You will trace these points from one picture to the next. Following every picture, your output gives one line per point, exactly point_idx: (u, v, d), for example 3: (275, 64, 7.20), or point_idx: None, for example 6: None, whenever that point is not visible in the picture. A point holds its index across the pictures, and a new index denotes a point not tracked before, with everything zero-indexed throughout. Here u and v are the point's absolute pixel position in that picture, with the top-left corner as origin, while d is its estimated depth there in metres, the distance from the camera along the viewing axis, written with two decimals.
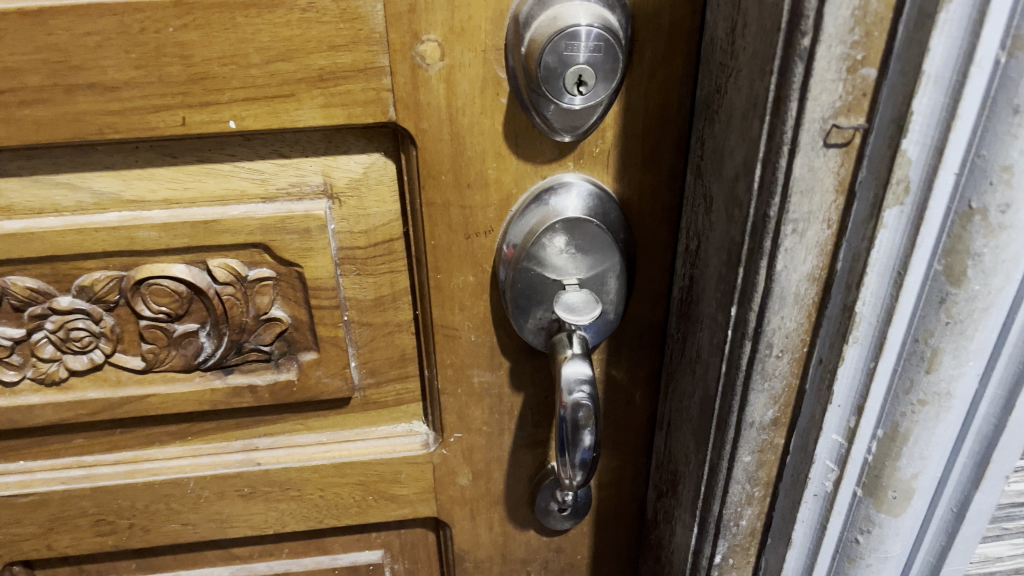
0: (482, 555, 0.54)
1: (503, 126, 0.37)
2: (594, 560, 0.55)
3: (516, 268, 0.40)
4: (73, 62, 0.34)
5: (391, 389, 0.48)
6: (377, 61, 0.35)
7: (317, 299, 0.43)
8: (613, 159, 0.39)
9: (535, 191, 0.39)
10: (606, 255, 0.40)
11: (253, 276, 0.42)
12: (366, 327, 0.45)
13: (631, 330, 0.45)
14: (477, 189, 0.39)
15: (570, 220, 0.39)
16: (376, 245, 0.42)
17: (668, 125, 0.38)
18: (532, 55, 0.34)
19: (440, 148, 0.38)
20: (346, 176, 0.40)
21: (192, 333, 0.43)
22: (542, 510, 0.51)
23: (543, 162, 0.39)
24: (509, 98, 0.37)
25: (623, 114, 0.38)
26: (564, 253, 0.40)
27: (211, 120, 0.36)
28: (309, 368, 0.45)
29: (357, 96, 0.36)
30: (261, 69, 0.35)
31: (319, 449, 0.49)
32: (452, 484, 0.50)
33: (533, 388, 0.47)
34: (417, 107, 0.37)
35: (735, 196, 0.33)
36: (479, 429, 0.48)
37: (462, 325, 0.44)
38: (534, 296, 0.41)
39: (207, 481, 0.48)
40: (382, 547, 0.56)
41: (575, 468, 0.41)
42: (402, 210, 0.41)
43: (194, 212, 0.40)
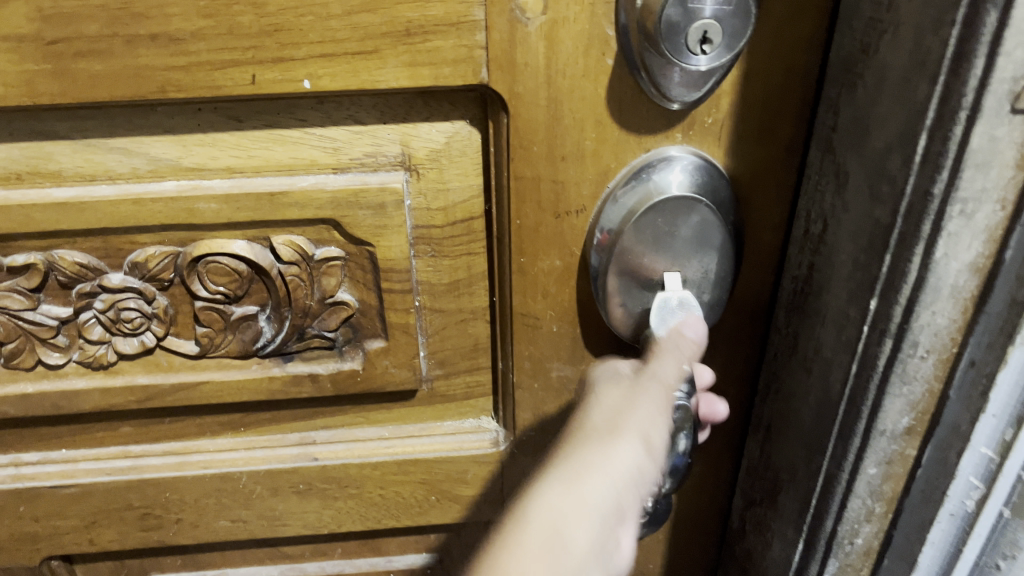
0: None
1: (608, 91, 0.33)
2: (668, 571, 0.51)
3: (613, 252, 0.36)
4: (134, 9, 0.30)
5: (461, 382, 0.44)
6: (471, 14, 0.31)
7: (388, 282, 0.39)
8: (726, 131, 0.35)
9: (636, 166, 0.35)
10: (712, 238, 0.36)
11: (320, 255, 0.38)
12: (438, 314, 0.41)
13: (729, 322, 0.41)
14: (572, 162, 0.35)
15: (676, 200, 0.35)
16: (455, 224, 0.38)
17: (792, 93, 0.34)
18: (650, 7, 0.30)
19: (535, 115, 0.34)
20: (426, 147, 0.36)
21: (252, 317, 0.39)
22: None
23: (647, 133, 0.35)
24: (617, 59, 0.32)
25: (741, 79, 0.33)
26: (663, 237, 0.36)
27: (284, 78, 0.32)
28: (375, 357, 0.41)
29: (447, 54, 0.32)
30: (342, 21, 0.31)
31: (380, 445, 0.45)
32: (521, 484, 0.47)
33: None
34: (512, 68, 0.33)
35: (884, 172, 0.29)
36: (554, 426, 0.44)
37: (544, 314, 0.40)
38: (631, 284, 0.37)
39: (261, 476, 0.45)
40: (441, 551, 0.52)
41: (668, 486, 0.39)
42: (486, 185, 0.37)
43: (258, 182, 0.36)
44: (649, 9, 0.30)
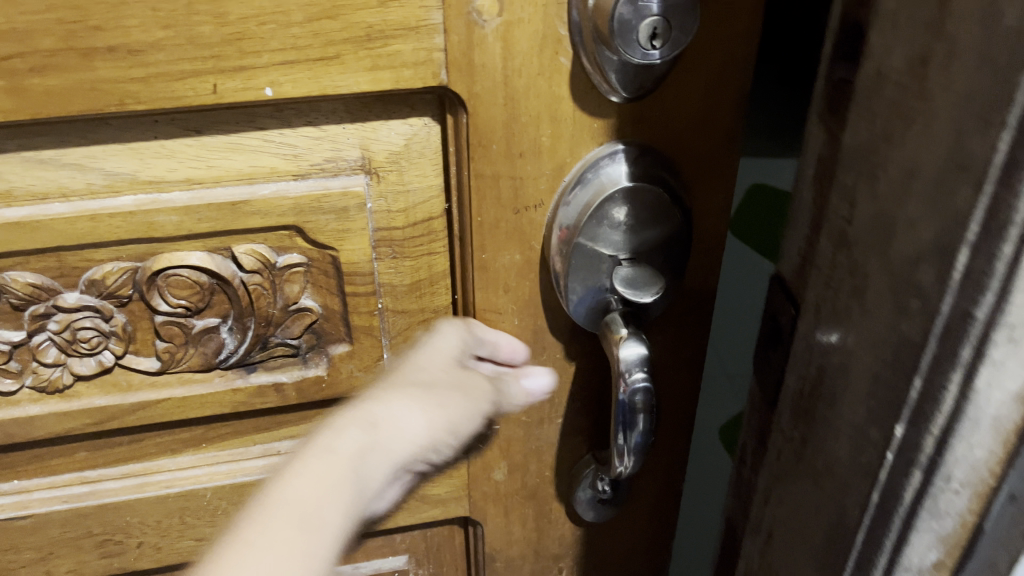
0: (514, 553, 0.51)
1: (562, 89, 0.35)
2: (631, 557, 0.53)
3: (571, 246, 0.38)
4: (91, 21, 0.30)
5: None
6: (429, 18, 0.32)
7: (352, 285, 0.39)
8: (674, 122, 0.37)
9: (589, 160, 0.37)
10: (662, 226, 0.38)
11: (283, 262, 0.38)
12: (400, 316, 0.41)
13: (681, 305, 0.43)
14: (530, 159, 0.36)
15: (625, 191, 0.37)
16: (415, 225, 0.39)
17: (730, 86, 0.36)
18: (602, 9, 0.31)
19: (493, 114, 0.35)
20: (386, 149, 0.37)
21: (214, 329, 0.39)
22: (584, 502, 0.48)
23: (599, 127, 0.36)
24: (570, 58, 0.34)
25: (686, 73, 0.35)
26: (617, 228, 0.38)
27: (246, 87, 0.32)
28: (340, 361, 0.42)
29: (407, 57, 0.33)
30: (304, 28, 0.31)
31: None
32: (487, 480, 0.48)
33: (580, 374, 0.44)
34: (470, 69, 0.34)
35: (913, 283, 0.24)
36: (518, 420, 0.45)
37: (505, 308, 0.41)
38: (590, 275, 0.39)
39: (226, 490, 0.45)
40: (408, 553, 0.53)
41: (628, 458, 0.42)
42: (445, 185, 0.38)
43: (219, 192, 0.36)
44: (603, 7, 0.31)
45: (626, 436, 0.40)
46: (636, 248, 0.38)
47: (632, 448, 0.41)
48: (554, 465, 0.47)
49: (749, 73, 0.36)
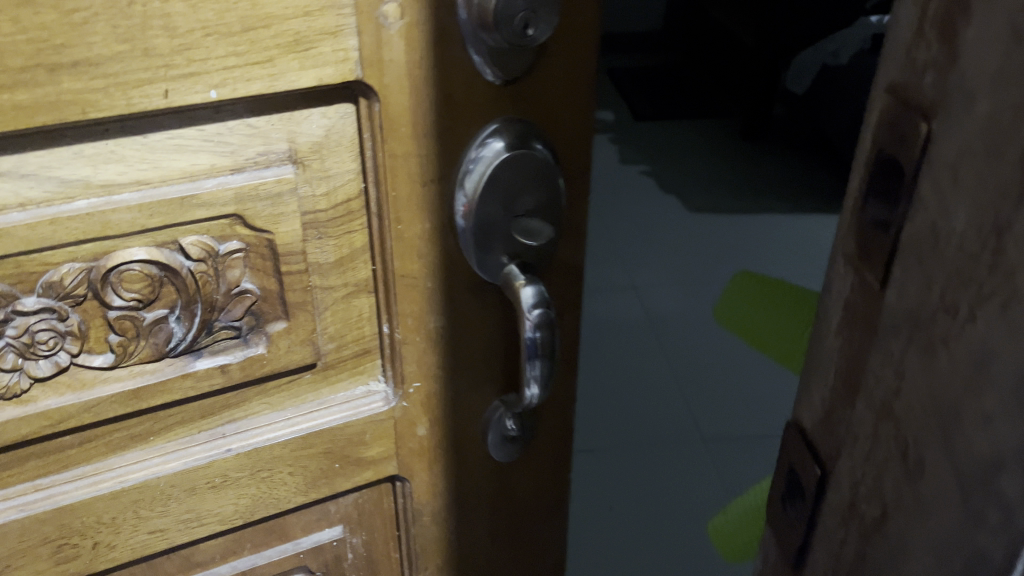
0: (439, 505, 0.57)
1: (455, 77, 0.42)
2: (540, 495, 0.61)
3: (474, 210, 0.45)
4: (56, 40, 0.35)
5: (351, 350, 0.50)
6: (345, 23, 0.39)
7: (286, 266, 0.45)
8: (544, 100, 0.45)
9: (481, 136, 0.44)
10: (544, 188, 0.46)
11: (224, 250, 0.43)
12: (328, 291, 0.47)
13: (564, 256, 0.51)
14: (431, 139, 0.44)
15: (521, 160, 0.44)
16: (336, 207, 0.45)
17: (582, 68, 0.46)
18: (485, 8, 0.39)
19: (400, 101, 0.42)
20: (309, 141, 0.43)
21: (163, 320, 0.43)
22: (494, 442, 0.55)
23: (486, 108, 0.44)
24: (458, 49, 0.41)
25: (551, 58, 0.44)
26: (519, 193, 0.45)
27: (193, 90, 0.38)
28: (278, 338, 0.47)
29: (326, 57, 0.40)
30: (241, 37, 0.37)
31: (284, 425, 0.50)
32: (411, 436, 0.54)
33: (488, 327, 0.51)
34: (380, 65, 0.41)
35: (989, 483, 0.27)
36: (436, 376, 0.52)
37: (419, 274, 0.47)
38: (492, 233, 0.46)
39: (177, 477, 0.48)
40: (342, 522, 0.57)
41: (535, 391, 0.48)
42: (361, 168, 0.45)
43: (166, 191, 0.40)
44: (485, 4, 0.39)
45: (535, 368, 0.47)
46: (534, 209, 0.46)
47: (541, 381, 0.48)
48: (469, 415, 0.54)
49: (596, 59, 0.46)
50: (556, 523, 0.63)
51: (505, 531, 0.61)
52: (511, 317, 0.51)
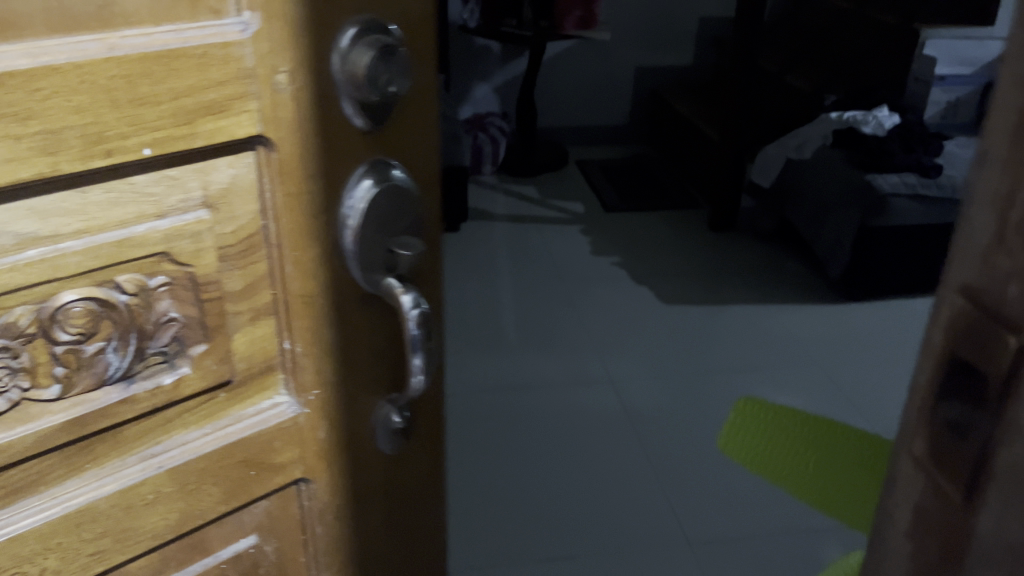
0: (340, 505, 0.64)
1: (332, 127, 0.51)
2: (420, 480, 0.70)
3: (359, 232, 0.54)
4: (23, 114, 0.41)
5: (256, 367, 0.57)
6: (248, 88, 0.48)
7: (205, 293, 0.52)
8: (402, 140, 0.56)
9: (357, 173, 0.53)
10: (411, 210, 0.56)
11: (153, 284, 0.50)
12: (238, 315, 0.54)
13: (425, 267, 0.62)
14: (317, 178, 0.52)
15: (393, 188, 0.54)
16: (241, 241, 0.52)
17: (425, 112, 0.58)
18: (355, 73, 0.50)
19: (291, 148, 0.50)
20: (219, 186, 0.50)
21: (102, 351, 0.50)
22: (383, 436, 0.63)
23: (360, 152, 0.53)
24: (334, 106, 0.51)
25: (404, 106, 0.55)
26: (392, 216, 0.55)
27: (128, 149, 0.46)
28: (200, 359, 0.54)
29: (232, 116, 0.48)
30: (168, 106, 0.46)
31: (206, 439, 0.56)
32: (313, 440, 0.61)
33: (371, 335, 0.59)
34: (275, 121, 0.50)
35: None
36: (332, 383, 0.59)
37: (314, 293, 0.55)
38: (370, 250, 0.55)
39: (116, 497, 0.53)
40: (255, 531, 0.63)
41: (420, 381, 0.57)
42: (259, 207, 0.52)
43: (105, 237, 0.47)
44: (356, 67, 0.50)
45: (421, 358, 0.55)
46: (406, 228, 0.56)
47: (425, 372, 0.56)
48: (361, 417, 0.61)
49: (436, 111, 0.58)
50: (435, 507, 0.73)
51: (397, 520, 0.69)
52: (391, 325, 0.60)
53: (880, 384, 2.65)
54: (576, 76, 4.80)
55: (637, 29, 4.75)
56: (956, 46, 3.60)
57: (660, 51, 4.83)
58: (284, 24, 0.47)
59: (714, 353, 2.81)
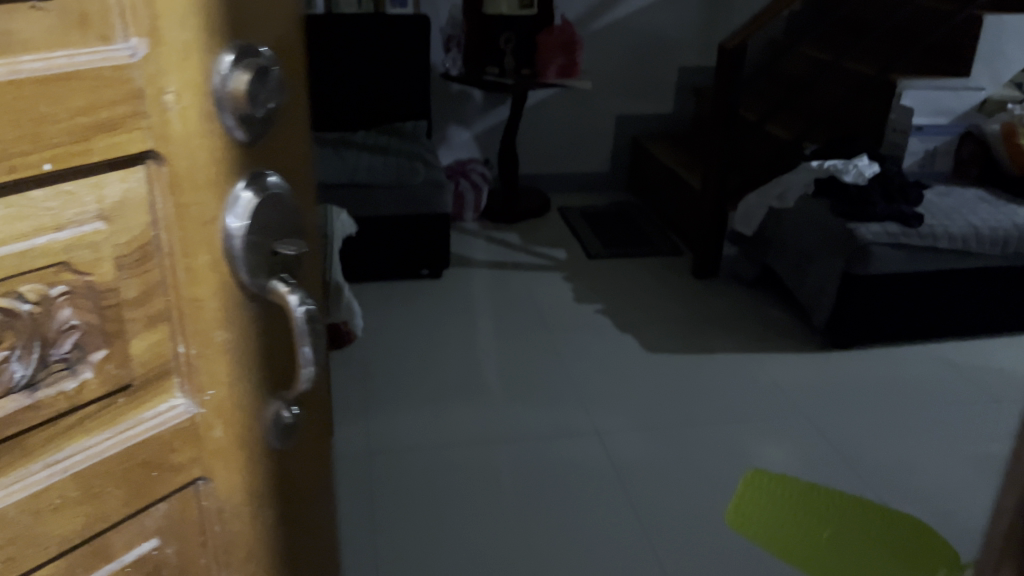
0: (239, 504, 0.66)
1: (215, 143, 0.54)
2: (309, 479, 0.73)
3: (245, 234, 0.56)
4: None
5: (149, 373, 0.59)
6: (138, 104, 0.52)
7: (105, 301, 0.55)
8: (280, 150, 0.60)
9: (242, 183, 0.56)
10: (291, 216, 0.59)
11: (54, 293, 0.53)
12: (134, 320, 0.57)
13: (305, 266, 0.65)
14: (205, 190, 0.55)
15: (276, 194, 0.57)
16: (132, 250, 0.55)
17: (296, 124, 0.62)
18: (239, 93, 0.53)
19: (180, 161, 0.53)
20: (113, 198, 0.53)
21: (6, 361, 0.52)
22: (272, 433, 0.65)
23: (244, 162, 0.56)
24: (216, 122, 0.54)
25: (280, 120, 0.59)
26: (275, 220, 0.58)
27: (29, 163, 0.49)
28: (102, 365, 0.56)
29: (125, 130, 0.52)
30: (67, 122, 0.50)
31: (109, 444, 0.58)
32: (208, 437, 0.62)
33: (261, 337, 0.62)
34: (166, 137, 0.53)
35: None
36: (224, 384, 0.61)
37: (205, 296, 0.57)
38: (256, 254, 0.57)
39: (24, 503, 0.55)
40: (157, 534, 0.65)
41: (310, 372, 0.60)
42: (151, 219, 0.55)
43: (7, 250, 0.50)
44: (239, 88, 0.52)
45: (308, 348, 0.58)
46: (288, 232, 0.59)
47: (312, 361, 0.59)
48: (254, 416, 0.63)
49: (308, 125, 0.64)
50: (318, 503, 0.75)
51: (293, 519, 0.71)
52: (279, 326, 0.63)
53: (867, 436, 2.70)
54: (557, 123, 4.88)
55: (619, 79, 4.86)
56: (932, 96, 3.68)
57: (641, 100, 4.93)
58: (177, 50, 0.51)
59: (698, 406, 2.84)
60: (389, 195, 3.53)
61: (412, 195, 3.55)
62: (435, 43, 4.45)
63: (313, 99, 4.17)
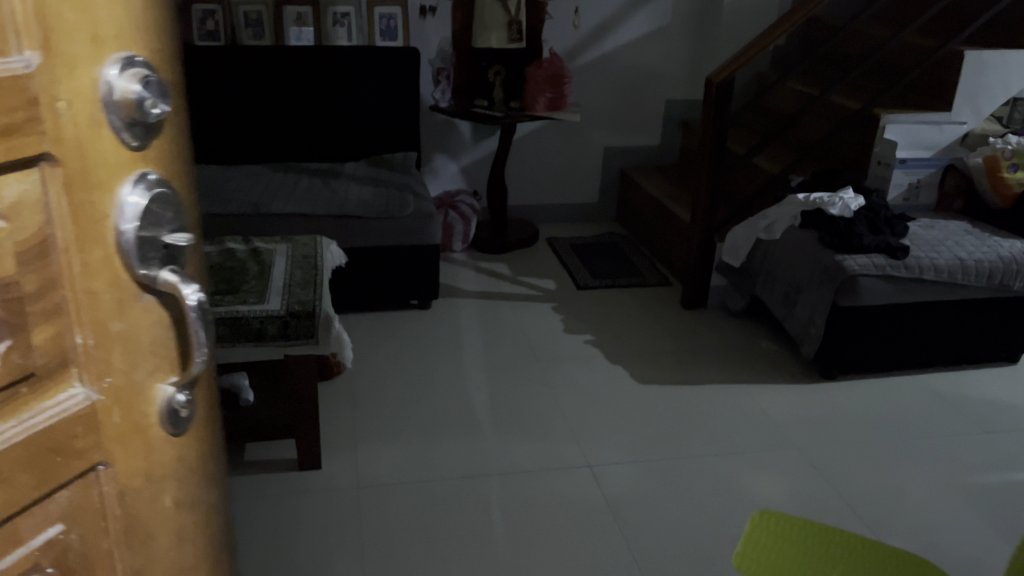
0: (137, 480, 0.79)
1: (110, 143, 0.68)
2: (207, 464, 0.87)
3: (138, 228, 0.70)
4: None
5: (50, 360, 0.70)
6: (34, 114, 0.64)
7: (6, 293, 0.66)
8: (166, 155, 0.74)
9: (134, 179, 0.70)
10: (176, 205, 0.73)
11: None
12: (33, 314, 0.68)
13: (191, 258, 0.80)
14: (97, 188, 0.68)
15: (161, 190, 0.71)
16: (31, 246, 0.67)
17: (178, 132, 0.76)
18: (126, 100, 0.67)
19: (74, 163, 0.67)
20: (13, 196, 0.65)
21: None
22: (168, 414, 0.79)
23: (133, 162, 0.70)
24: (106, 127, 0.68)
25: (165, 128, 0.74)
26: (162, 215, 0.72)
27: None
28: (5, 353, 0.67)
29: (22, 137, 0.63)
30: None
31: (15, 428, 0.69)
32: (109, 423, 0.75)
33: (153, 325, 0.76)
34: (60, 140, 0.66)
35: None
36: (120, 369, 0.74)
37: (101, 288, 0.70)
38: (148, 243, 0.71)
39: None
40: (61, 520, 0.75)
41: (205, 354, 0.76)
42: (45, 218, 0.67)
43: None
44: (126, 96, 0.67)
45: (202, 328, 0.74)
46: (173, 228, 0.73)
47: (207, 343, 0.76)
48: (150, 398, 0.77)
49: (190, 142, 0.79)
50: (210, 485, 0.88)
51: (184, 494, 0.84)
52: (167, 319, 0.78)
53: (854, 467, 2.74)
54: (546, 156, 4.94)
55: (609, 111, 4.91)
56: (913, 130, 3.77)
57: (629, 132, 4.99)
58: (66, 60, 0.64)
59: (688, 437, 2.87)
60: (375, 227, 3.56)
61: (398, 228, 3.58)
62: (426, 76, 4.49)
63: (275, 123, 4.20)
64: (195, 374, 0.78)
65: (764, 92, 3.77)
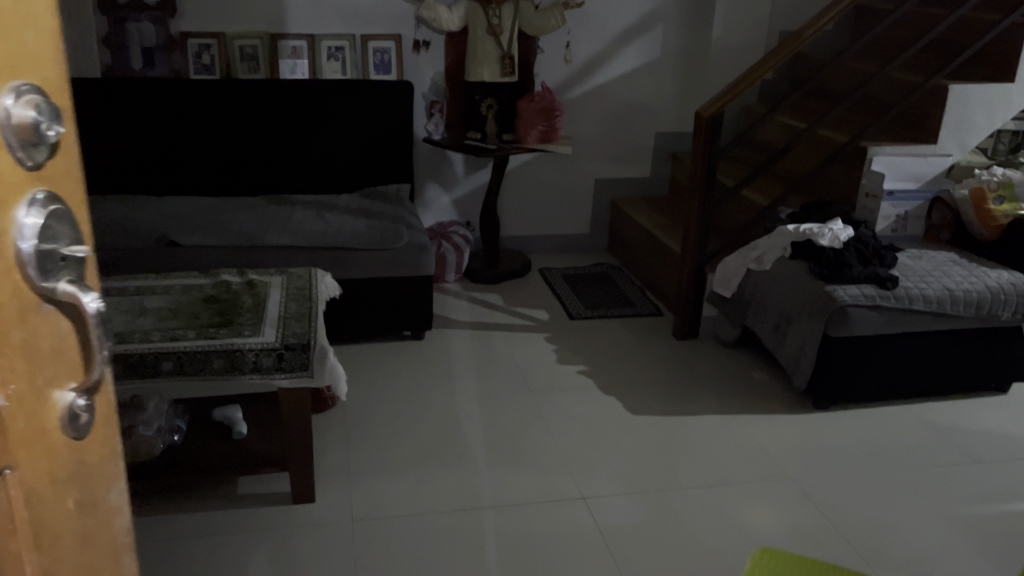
0: (42, 489, 0.74)
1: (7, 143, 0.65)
2: (104, 469, 0.85)
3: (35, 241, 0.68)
4: None
5: None
6: None
7: None
8: (56, 165, 0.72)
9: (29, 199, 0.68)
10: (66, 222, 0.72)
11: None
12: None
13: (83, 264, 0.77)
14: None
15: (53, 208, 0.70)
16: None
17: (64, 141, 0.74)
18: (23, 122, 0.65)
19: None
20: None
21: None
22: (69, 418, 0.76)
23: (27, 170, 0.68)
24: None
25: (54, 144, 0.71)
26: (56, 227, 0.71)
27: None
28: None
29: None
30: None
31: None
32: (14, 428, 0.70)
33: (50, 327, 0.73)
34: None
35: None
36: (22, 371, 0.70)
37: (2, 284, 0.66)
38: (45, 258, 0.70)
39: None
40: None
41: (105, 353, 0.77)
42: None
43: None
44: (23, 118, 0.65)
45: (103, 331, 0.76)
46: (68, 241, 0.72)
47: (107, 343, 0.78)
48: (51, 404, 0.74)
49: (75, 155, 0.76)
50: (110, 487, 0.86)
51: (82, 497, 0.81)
52: (64, 324, 0.75)
53: (849, 498, 2.81)
54: (540, 189, 5.06)
55: (602, 144, 5.03)
56: (901, 163, 3.89)
57: (620, 165, 5.12)
58: None
59: (679, 467, 2.94)
60: (371, 258, 3.65)
61: (395, 258, 3.67)
62: (418, 109, 4.61)
63: (276, 159, 4.30)
64: (99, 374, 0.77)
65: (752, 125, 3.89)
